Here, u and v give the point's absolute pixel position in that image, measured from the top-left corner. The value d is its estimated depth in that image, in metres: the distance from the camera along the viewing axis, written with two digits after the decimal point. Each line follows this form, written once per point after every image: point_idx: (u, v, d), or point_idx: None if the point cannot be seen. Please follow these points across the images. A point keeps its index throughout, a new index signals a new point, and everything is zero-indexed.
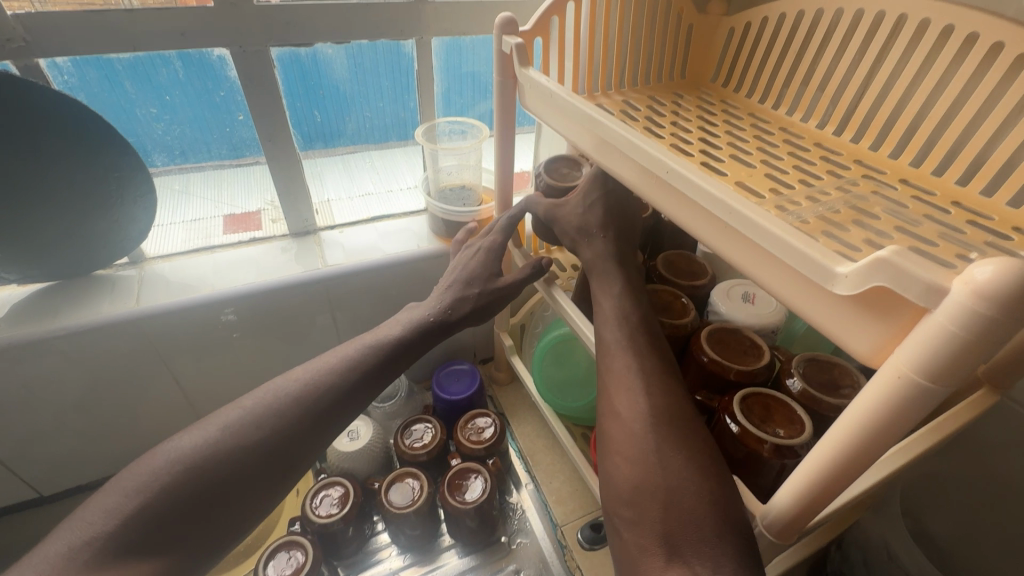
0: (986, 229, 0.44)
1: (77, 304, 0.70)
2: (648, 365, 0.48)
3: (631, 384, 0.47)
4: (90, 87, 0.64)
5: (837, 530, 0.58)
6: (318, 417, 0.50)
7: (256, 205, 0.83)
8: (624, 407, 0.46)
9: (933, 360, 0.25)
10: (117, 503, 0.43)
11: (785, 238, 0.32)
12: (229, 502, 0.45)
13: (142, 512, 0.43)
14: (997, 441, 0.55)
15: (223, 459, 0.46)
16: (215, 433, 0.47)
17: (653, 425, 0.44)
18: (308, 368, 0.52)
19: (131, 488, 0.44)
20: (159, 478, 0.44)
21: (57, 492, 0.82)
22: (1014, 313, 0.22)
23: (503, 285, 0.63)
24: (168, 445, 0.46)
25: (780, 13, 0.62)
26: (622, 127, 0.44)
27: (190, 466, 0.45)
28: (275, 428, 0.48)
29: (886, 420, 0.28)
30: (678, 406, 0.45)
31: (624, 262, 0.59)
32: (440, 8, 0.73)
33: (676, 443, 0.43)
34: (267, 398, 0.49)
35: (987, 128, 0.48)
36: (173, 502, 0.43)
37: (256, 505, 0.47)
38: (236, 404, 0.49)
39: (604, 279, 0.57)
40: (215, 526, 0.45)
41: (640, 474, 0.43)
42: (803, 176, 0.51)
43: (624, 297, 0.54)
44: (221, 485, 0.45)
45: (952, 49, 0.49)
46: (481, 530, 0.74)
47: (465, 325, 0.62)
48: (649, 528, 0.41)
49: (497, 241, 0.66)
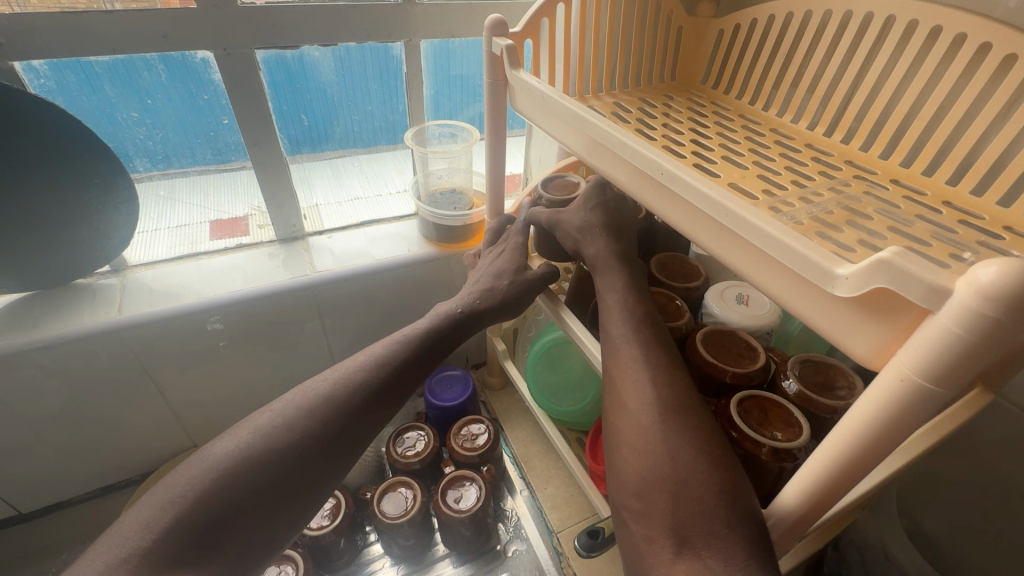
0: (978, 228, 0.44)
1: (57, 314, 0.68)
2: (654, 357, 0.48)
3: (637, 375, 0.47)
4: (69, 91, 0.62)
5: (833, 532, 0.58)
6: (352, 416, 0.48)
7: (243, 210, 0.81)
8: (631, 398, 0.45)
9: (936, 362, 0.25)
10: (152, 516, 0.41)
11: (783, 240, 0.31)
12: (270, 508, 0.43)
13: (179, 524, 0.41)
14: (990, 439, 0.55)
15: (261, 464, 0.43)
16: (246, 438, 0.45)
17: (660, 416, 0.43)
18: (337, 368, 0.51)
19: (164, 500, 0.42)
20: (192, 489, 0.42)
21: (36, 508, 0.80)
22: (1020, 314, 0.22)
23: (531, 276, 0.63)
24: (202, 454, 0.45)
25: (768, 15, 0.62)
26: (616, 129, 0.43)
27: (226, 474, 0.43)
28: (310, 429, 0.46)
29: (890, 422, 0.28)
30: (686, 397, 0.45)
31: (631, 262, 0.58)
32: (429, 10, 0.72)
33: (684, 433, 0.42)
34: (299, 398, 0.48)
35: (975, 128, 0.48)
36: (210, 512, 0.41)
37: (297, 510, 0.45)
38: (266, 408, 0.48)
39: (608, 274, 0.56)
40: (257, 533, 0.43)
41: (648, 464, 0.41)
42: (795, 177, 0.51)
43: (628, 293, 0.54)
44: (259, 491, 0.43)
45: (940, 50, 0.49)
46: (476, 537, 0.73)
47: (497, 318, 0.61)
48: (658, 520, 0.40)
49: (519, 241, 0.66)
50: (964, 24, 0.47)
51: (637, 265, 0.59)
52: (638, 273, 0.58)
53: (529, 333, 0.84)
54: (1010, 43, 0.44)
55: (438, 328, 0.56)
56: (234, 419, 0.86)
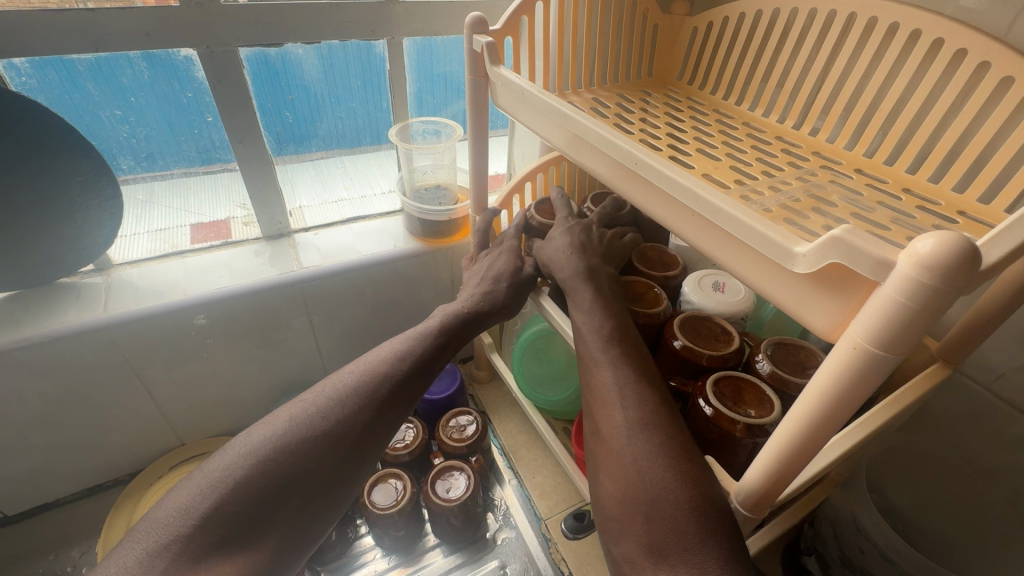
0: (935, 213, 0.47)
1: (40, 313, 0.68)
2: (623, 375, 0.47)
3: (608, 399, 0.46)
4: (50, 88, 0.62)
5: (808, 507, 0.61)
6: (379, 407, 0.49)
7: (225, 213, 0.82)
8: (604, 423, 0.45)
9: (884, 331, 0.27)
10: (191, 502, 0.41)
11: (747, 222, 0.33)
12: (308, 496, 0.44)
13: (220, 509, 0.40)
14: (953, 414, 0.58)
15: (297, 450, 0.44)
16: (282, 426, 0.45)
17: (630, 437, 0.43)
18: (361, 361, 0.52)
19: (204, 486, 0.42)
20: (232, 475, 0.42)
21: (21, 510, 0.80)
22: (954, 281, 0.24)
23: (528, 275, 0.64)
24: (239, 441, 0.45)
25: (739, 13, 0.64)
26: (593, 123, 0.45)
27: (265, 460, 0.43)
28: (343, 416, 0.47)
29: (846, 390, 0.30)
30: (656, 413, 0.44)
31: (594, 274, 0.58)
32: (411, 8, 0.73)
33: (653, 452, 0.41)
34: (328, 390, 0.49)
35: (931, 119, 0.51)
36: (251, 497, 0.41)
37: (330, 499, 0.45)
38: (298, 399, 0.48)
39: (577, 294, 0.56)
40: (295, 520, 0.43)
41: (622, 487, 0.41)
42: (766, 167, 0.53)
43: (595, 310, 0.53)
44: (297, 478, 0.43)
45: (897, 45, 0.52)
46: (465, 527, 0.74)
47: (497, 319, 0.62)
48: (636, 542, 0.39)
49: (513, 242, 0.67)
50: (919, 21, 0.50)
51: (604, 279, 0.58)
52: (605, 287, 0.57)
53: (514, 326, 0.85)
54: (962, 37, 0.47)
55: (449, 326, 0.58)
56: (221, 416, 0.86)
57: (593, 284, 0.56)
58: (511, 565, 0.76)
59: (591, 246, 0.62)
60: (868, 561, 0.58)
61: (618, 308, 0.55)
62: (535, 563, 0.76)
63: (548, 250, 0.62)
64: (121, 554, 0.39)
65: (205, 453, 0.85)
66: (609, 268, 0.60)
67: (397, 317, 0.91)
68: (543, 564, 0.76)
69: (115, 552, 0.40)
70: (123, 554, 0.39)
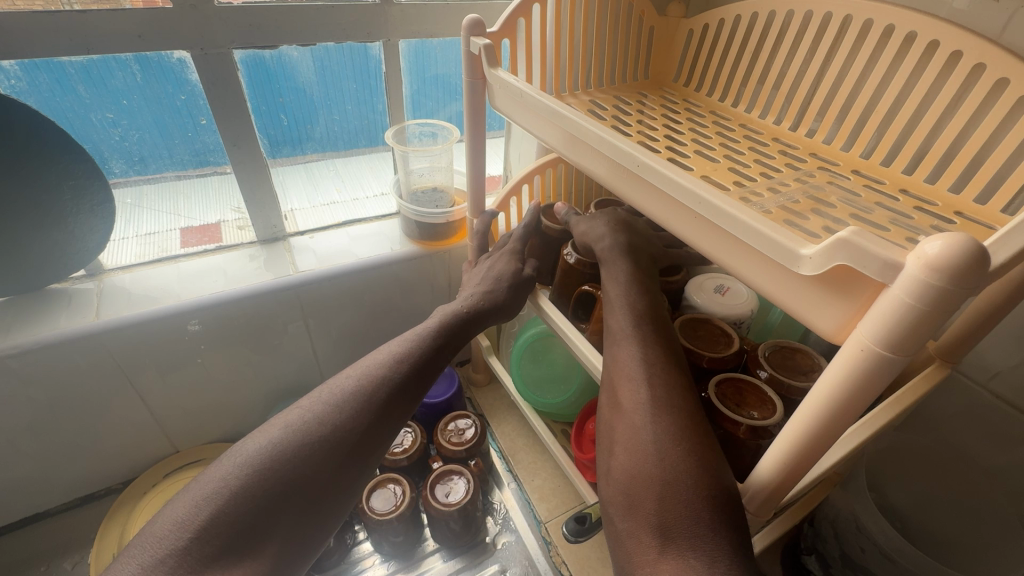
0: (932, 214, 0.47)
1: (31, 320, 0.66)
2: (650, 356, 0.47)
3: (632, 375, 0.46)
4: (41, 92, 0.61)
5: (807, 509, 0.62)
6: (378, 411, 0.48)
7: (216, 217, 0.81)
8: (627, 399, 0.45)
9: (893, 332, 0.27)
10: (188, 513, 0.40)
11: (752, 225, 0.33)
12: (309, 500, 0.43)
13: (216, 520, 0.40)
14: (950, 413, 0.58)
15: (295, 457, 0.43)
16: (279, 433, 0.45)
17: (652, 416, 0.43)
18: (359, 365, 0.51)
19: (200, 497, 0.41)
20: (228, 484, 0.41)
21: (12, 520, 0.78)
22: (962, 283, 0.24)
23: (528, 278, 0.64)
24: (236, 449, 0.44)
25: (735, 15, 0.65)
26: (591, 123, 0.45)
27: (261, 467, 0.42)
28: (342, 422, 0.46)
29: (854, 391, 0.30)
30: (680, 397, 0.44)
31: (635, 252, 0.58)
32: (407, 10, 0.73)
33: (675, 433, 0.41)
34: (326, 395, 0.48)
35: (927, 120, 0.51)
36: (248, 505, 0.41)
37: (330, 505, 0.44)
38: (295, 405, 0.48)
39: (612, 271, 0.56)
40: (295, 526, 0.42)
41: (637, 463, 0.41)
42: (763, 169, 0.53)
43: (628, 286, 0.54)
44: (296, 486, 0.43)
45: (893, 48, 0.52)
46: (465, 531, 0.74)
47: (495, 320, 0.62)
48: (644, 518, 0.40)
49: (516, 245, 0.67)
50: (913, 23, 0.50)
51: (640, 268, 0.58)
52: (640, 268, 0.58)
53: (511, 328, 0.85)
54: (956, 40, 0.48)
55: (448, 326, 0.57)
56: (216, 422, 0.86)
57: (634, 266, 0.56)
58: (512, 569, 0.76)
59: (624, 228, 0.61)
60: (868, 560, 0.58)
61: (651, 287, 0.55)
62: (536, 566, 0.76)
63: (585, 225, 0.62)
64: (120, 567, 0.39)
65: (201, 460, 0.84)
66: (642, 256, 0.59)
67: (394, 320, 0.91)
68: (545, 568, 0.75)
69: (114, 564, 0.39)
70: (120, 568, 0.39)
